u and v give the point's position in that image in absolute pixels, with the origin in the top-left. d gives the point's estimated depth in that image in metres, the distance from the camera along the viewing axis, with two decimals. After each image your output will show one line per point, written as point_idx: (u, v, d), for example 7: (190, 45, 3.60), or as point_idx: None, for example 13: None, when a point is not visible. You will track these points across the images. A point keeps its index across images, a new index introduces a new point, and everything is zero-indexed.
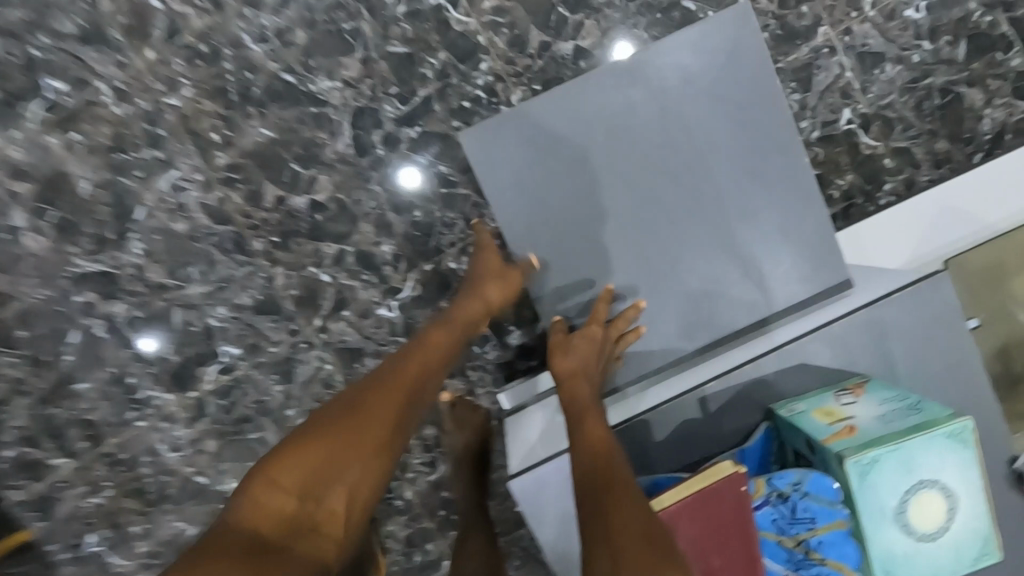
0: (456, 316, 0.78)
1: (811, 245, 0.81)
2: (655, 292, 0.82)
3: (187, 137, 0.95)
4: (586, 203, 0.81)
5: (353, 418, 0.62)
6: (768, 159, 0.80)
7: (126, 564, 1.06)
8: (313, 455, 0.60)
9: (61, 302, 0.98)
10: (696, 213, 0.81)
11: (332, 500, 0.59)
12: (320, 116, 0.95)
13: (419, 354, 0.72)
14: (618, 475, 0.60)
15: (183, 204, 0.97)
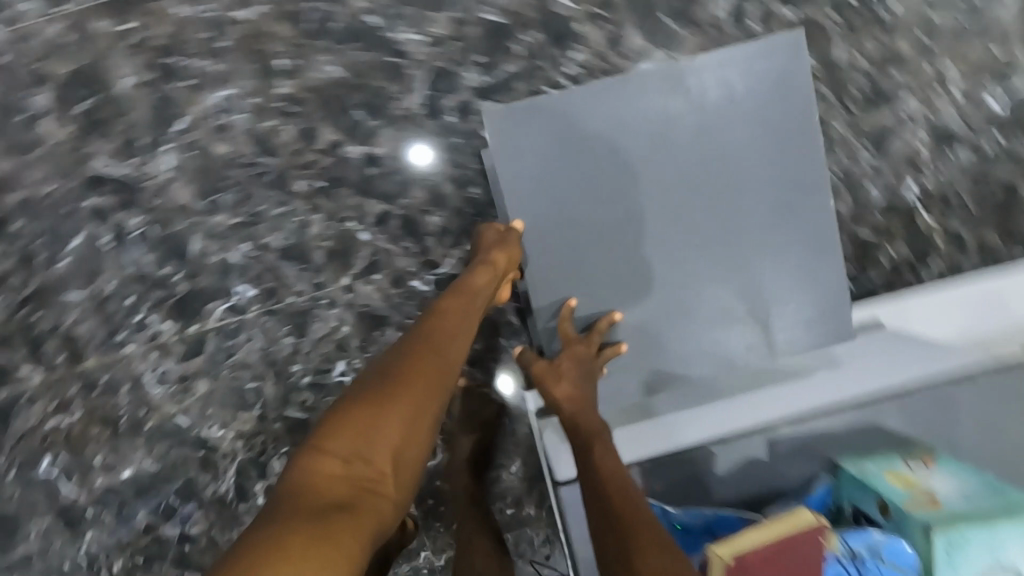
0: (473, 288, 0.78)
1: (815, 286, 0.85)
2: (663, 306, 0.84)
3: (248, 56, 0.88)
4: (612, 206, 0.82)
5: (381, 397, 0.63)
6: (783, 188, 0.83)
7: (75, 498, 0.97)
8: (358, 427, 0.61)
9: (71, 201, 0.90)
10: (710, 233, 0.84)
11: (382, 461, 0.61)
12: (396, 67, 0.90)
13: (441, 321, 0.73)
14: (644, 517, 0.66)
15: (227, 125, 0.90)
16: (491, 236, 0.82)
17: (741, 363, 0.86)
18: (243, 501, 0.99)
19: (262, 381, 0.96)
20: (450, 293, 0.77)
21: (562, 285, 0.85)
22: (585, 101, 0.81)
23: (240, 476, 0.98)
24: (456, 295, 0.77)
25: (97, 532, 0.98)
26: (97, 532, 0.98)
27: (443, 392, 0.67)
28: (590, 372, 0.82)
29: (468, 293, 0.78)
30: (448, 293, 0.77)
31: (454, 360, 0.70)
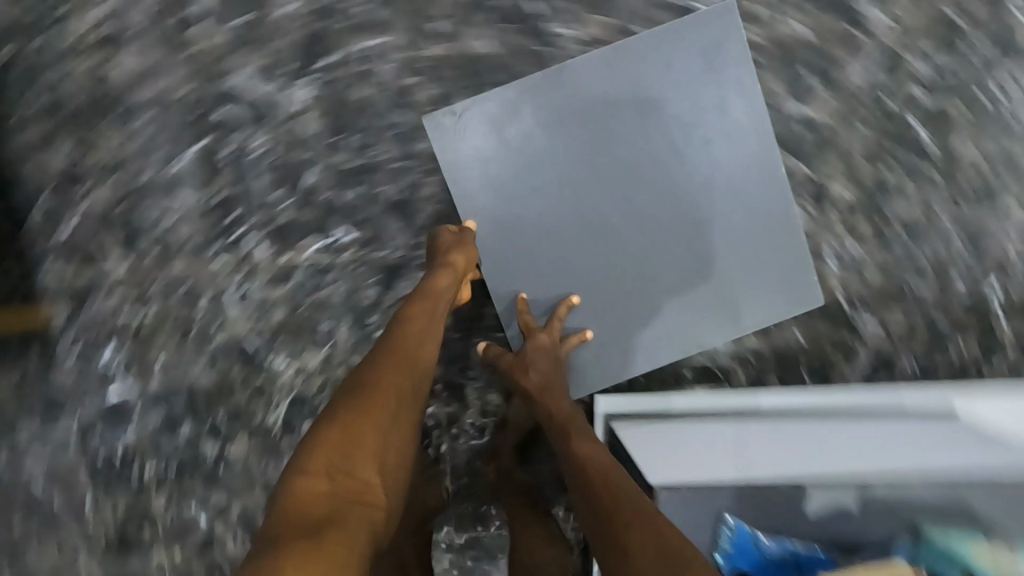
0: (437, 291, 0.84)
1: (779, 273, 0.98)
2: (634, 281, 0.97)
3: (408, 13, 0.91)
4: (591, 195, 0.95)
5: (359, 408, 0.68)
6: (742, 184, 0.95)
7: (126, 394, 0.97)
8: (339, 437, 0.65)
9: (201, 108, 0.91)
10: (666, 223, 0.95)
11: (365, 471, 0.64)
12: (544, 57, 0.93)
13: (409, 326, 0.79)
14: (647, 508, 0.67)
15: (370, 71, 0.92)
16: (444, 236, 0.90)
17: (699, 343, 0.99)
18: (286, 437, 0.99)
19: (335, 324, 0.97)
20: (410, 297, 0.83)
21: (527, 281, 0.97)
22: (533, 107, 0.93)
23: (289, 411, 0.99)
24: (418, 300, 0.83)
25: (139, 432, 0.98)
26: (139, 432, 0.98)
27: (416, 394, 0.74)
28: (555, 355, 0.94)
29: (433, 296, 0.84)
30: (412, 297, 0.83)
31: (425, 365, 0.77)
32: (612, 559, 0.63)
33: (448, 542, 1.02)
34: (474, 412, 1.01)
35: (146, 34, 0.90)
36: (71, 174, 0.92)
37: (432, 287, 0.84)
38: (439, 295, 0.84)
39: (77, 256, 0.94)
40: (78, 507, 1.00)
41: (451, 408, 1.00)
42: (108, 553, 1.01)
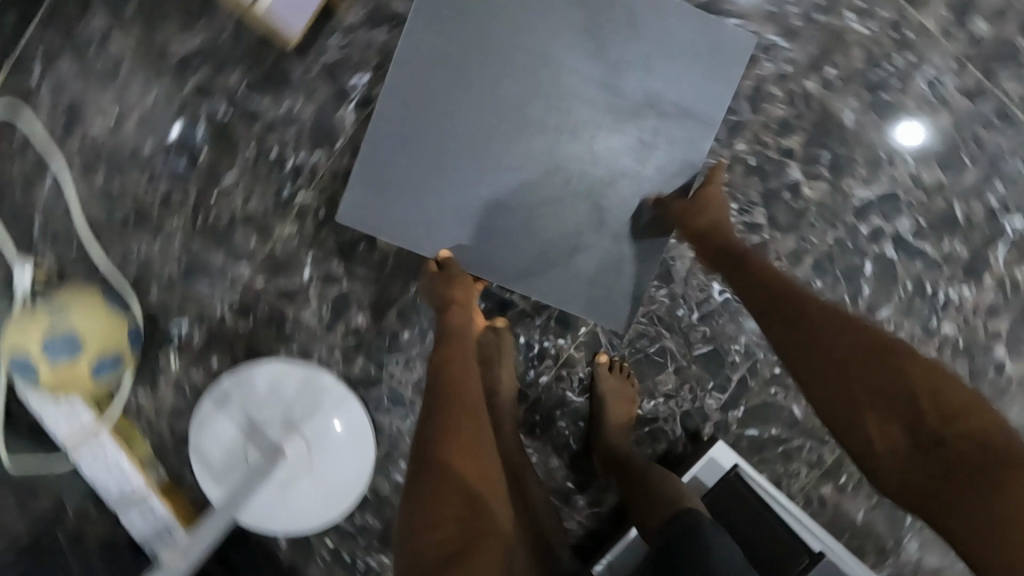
0: (461, 329, 0.85)
1: (686, 55, 0.92)
2: (615, 177, 0.94)
3: (818, 43, 0.95)
4: (538, 152, 0.93)
5: (434, 462, 0.71)
6: (637, 43, 0.92)
7: (346, 122, 0.94)
8: (428, 493, 0.68)
9: None
10: (571, 122, 0.93)
11: (453, 509, 0.67)
12: (877, 163, 0.98)
13: (450, 363, 0.81)
14: (826, 313, 0.70)
15: (754, 59, 0.95)
16: (447, 272, 0.90)
17: (594, 166, 0.94)
18: None
19: None
20: (449, 339, 0.84)
21: (520, 274, 0.95)
22: (423, 45, 0.89)
23: None
24: (451, 344, 0.83)
25: (324, 160, 0.94)
26: (324, 160, 0.94)
27: (478, 433, 0.75)
28: (713, 196, 0.89)
29: (456, 335, 0.84)
30: (444, 343, 0.84)
31: (473, 401, 0.78)
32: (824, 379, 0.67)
33: None
34: (587, 370, 1.01)
35: None
36: None
37: (452, 328, 0.85)
38: (459, 335, 0.85)
39: None
40: (216, 174, 0.94)
41: (574, 353, 1.01)
42: (202, 232, 0.95)
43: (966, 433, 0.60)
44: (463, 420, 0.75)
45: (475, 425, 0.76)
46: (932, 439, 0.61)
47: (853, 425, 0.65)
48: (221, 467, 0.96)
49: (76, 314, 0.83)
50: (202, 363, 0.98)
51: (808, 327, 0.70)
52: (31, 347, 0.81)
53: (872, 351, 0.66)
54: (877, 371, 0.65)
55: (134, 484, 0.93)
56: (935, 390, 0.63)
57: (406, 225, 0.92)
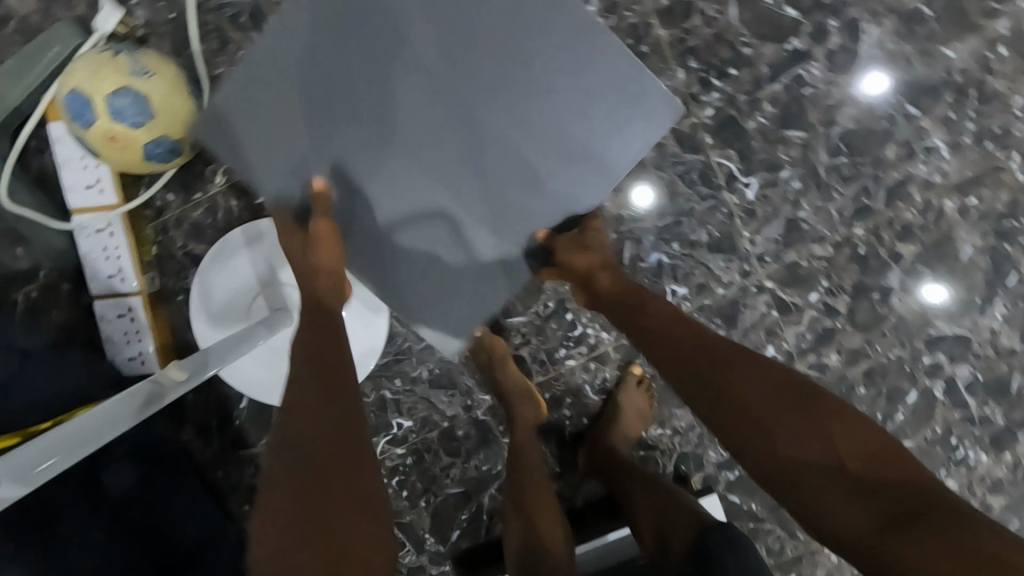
0: (330, 301, 0.69)
1: (600, 91, 0.78)
2: (509, 200, 0.81)
3: (975, 169, 0.92)
4: (427, 160, 0.79)
5: (299, 468, 0.52)
6: (539, 70, 0.78)
7: None
8: (299, 509, 0.49)
9: (831, 3, 0.87)
10: (467, 121, 0.78)
11: (335, 520, 0.49)
12: (970, 304, 0.96)
13: (311, 345, 0.62)
14: (747, 388, 0.63)
15: (913, 156, 0.91)
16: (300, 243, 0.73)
17: (486, 184, 0.80)
18: None
19: (655, 214, 0.92)
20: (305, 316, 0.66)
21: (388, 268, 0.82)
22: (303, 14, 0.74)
23: None
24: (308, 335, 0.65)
25: None
26: None
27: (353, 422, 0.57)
28: (595, 239, 0.83)
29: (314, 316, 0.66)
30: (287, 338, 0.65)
31: (348, 383, 0.60)
32: (765, 456, 0.59)
33: (473, 405, 0.97)
34: (614, 373, 0.97)
35: None
36: None
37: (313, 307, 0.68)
38: (322, 320, 0.66)
39: None
40: None
41: (610, 351, 0.96)
42: None
43: (893, 481, 0.54)
44: (340, 410, 0.56)
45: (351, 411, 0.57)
46: (849, 481, 0.55)
47: (776, 462, 0.58)
48: (220, 307, 0.89)
49: (155, 81, 0.72)
50: (246, 195, 0.90)
51: (723, 378, 0.64)
52: (94, 92, 0.70)
53: (799, 406, 0.60)
54: (799, 433, 0.58)
55: (129, 280, 0.87)
56: (850, 436, 0.57)
57: (280, 188, 0.77)
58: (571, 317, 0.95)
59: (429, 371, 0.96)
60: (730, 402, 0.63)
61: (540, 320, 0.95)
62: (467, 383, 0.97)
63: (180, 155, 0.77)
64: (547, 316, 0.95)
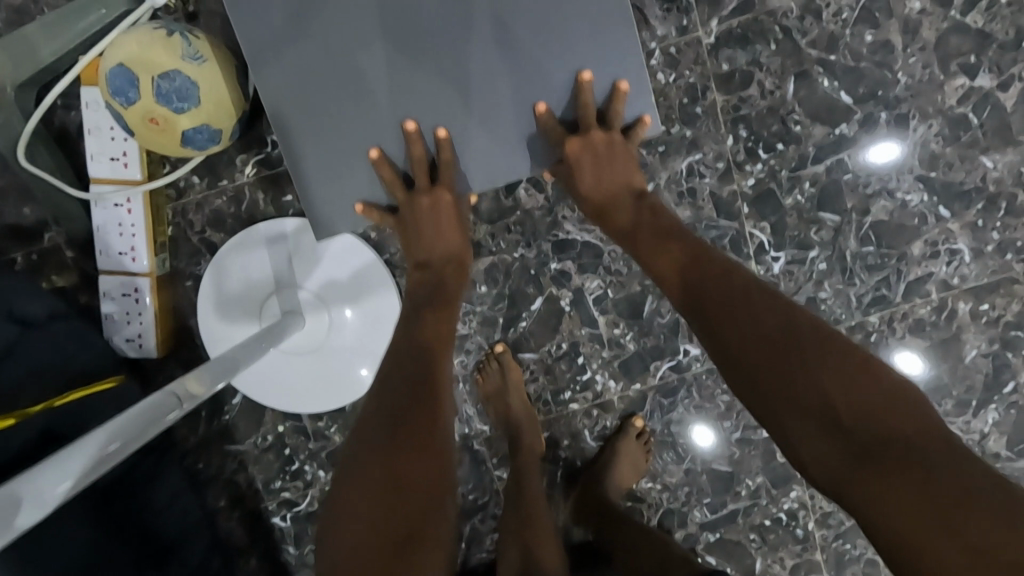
0: (450, 231, 0.79)
1: (615, 57, 0.74)
2: (485, 126, 0.76)
3: (992, 277, 0.94)
4: (417, 58, 0.74)
5: (393, 402, 0.64)
6: (564, 13, 0.72)
7: None
8: (378, 452, 0.61)
9: (885, 95, 0.88)
10: (473, 33, 0.73)
11: (402, 463, 0.60)
12: (966, 405, 0.97)
13: (434, 304, 0.75)
14: (751, 317, 0.62)
15: (936, 256, 0.93)
16: (415, 188, 0.77)
17: (464, 103, 0.75)
18: (550, 243, 0.90)
19: None
20: (441, 275, 0.78)
21: (342, 156, 0.77)
22: None
23: (578, 242, 0.90)
24: (436, 306, 0.75)
25: None
26: None
27: (441, 375, 0.68)
28: (613, 142, 0.76)
29: (425, 236, 0.78)
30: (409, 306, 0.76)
31: (447, 328, 0.74)
32: (752, 384, 0.59)
33: (469, 433, 0.96)
34: (615, 422, 0.96)
35: (949, 24, 0.86)
36: None
37: (420, 234, 0.78)
38: (430, 240, 0.79)
39: None
40: None
41: (615, 400, 0.96)
42: None
43: (898, 438, 0.52)
44: (431, 357, 0.69)
45: (439, 367, 0.69)
46: (833, 425, 0.54)
47: (763, 399, 0.58)
48: (231, 300, 0.86)
49: (206, 68, 0.69)
50: (275, 190, 0.87)
51: (720, 319, 0.63)
52: (143, 70, 0.67)
53: (790, 345, 0.58)
54: (790, 369, 0.57)
55: (139, 259, 0.83)
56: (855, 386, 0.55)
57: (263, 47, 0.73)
58: (583, 361, 0.94)
59: None
60: (727, 339, 0.62)
61: (551, 360, 0.94)
62: (468, 411, 0.96)
63: (219, 144, 0.74)
64: (558, 356, 0.94)
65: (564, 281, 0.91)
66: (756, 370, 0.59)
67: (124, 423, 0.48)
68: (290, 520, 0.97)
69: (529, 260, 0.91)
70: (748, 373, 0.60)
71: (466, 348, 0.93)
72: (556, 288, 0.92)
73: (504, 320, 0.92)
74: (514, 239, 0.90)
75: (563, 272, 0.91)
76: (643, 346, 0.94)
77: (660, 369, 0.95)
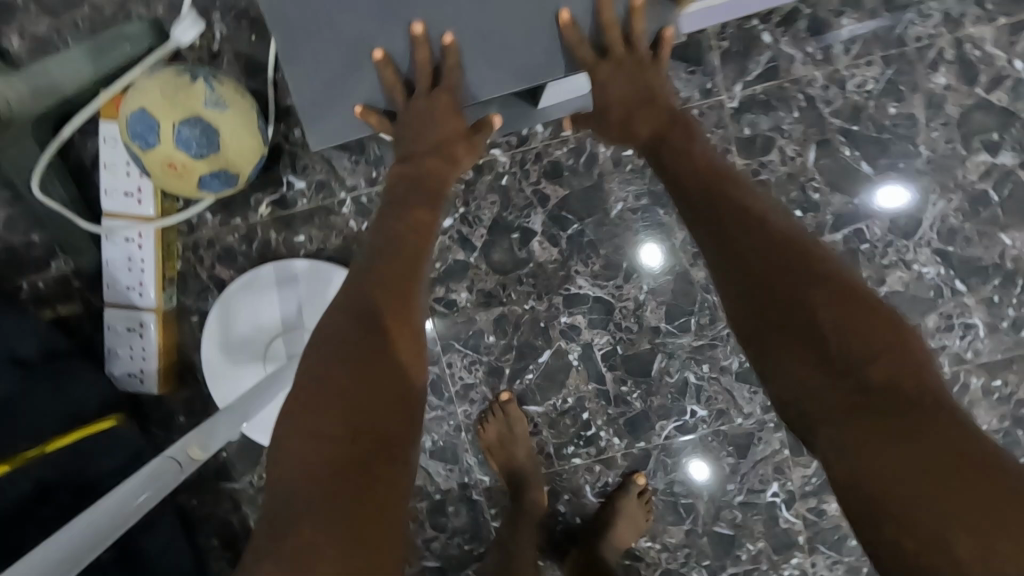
0: (450, 143, 0.68)
1: None
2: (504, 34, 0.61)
3: (1006, 351, 0.92)
4: None
5: (345, 323, 0.53)
6: None
7: (566, 141, 0.86)
8: (321, 379, 0.50)
9: (906, 168, 0.87)
10: None
11: (338, 397, 0.49)
12: None
13: (415, 215, 0.65)
14: (763, 244, 0.52)
15: (950, 329, 0.92)
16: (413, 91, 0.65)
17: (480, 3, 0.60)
18: (561, 296, 0.89)
19: (692, 332, 0.91)
20: (421, 171, 0.67)
21: (326, 58, 0.60)
22: None
23: (590, 296, 0.89)
24: (417, 212, 0.65)
25: (543, 137, 0.86)
26: (542, 136, 0.86)
27: (412, 295, 0.58)
28: (641, 67, 0.66)
29: (421, 154, 0.67)
30: (385, 209, 0.65)
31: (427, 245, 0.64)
32: (756, 317, 0.50)
33: (469, 483, 0.95)
34: (617, 479, 0.95)
35: (975, 101, 0.86)
36: (821, 37, 0.84)
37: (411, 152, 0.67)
38: (427, 157, 0.67)
39: (737, 51, 0.84)
40: None
41: (618, 457, 0.94)
42: None
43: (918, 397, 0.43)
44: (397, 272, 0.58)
45: (405, 280, 0.58)
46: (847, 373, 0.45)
47: (764, 335, 0.49)
48: (236, 340, 0.85)
49: (227, 115, 0.69)
50: (287, 231, 0.86)
51: (732, 239, 0.54)
52: (162, 117, 0.67)
53: (805, 275, 0.49)
54: (802, 303, 0.48)
55: (147, 294, 0.82)
56: (877, 332, 0.46)
57: None
58: (590, 418, 0.93)
59: (433, 440, 0.94)
60: (734, 267, 0.53)
61: (555, 414, 0.92)
62: (469, 461, 0.94)
63: (235, 187, 0.74)
64: (563, 410, 0.92)
65: (574, 334, 0.90)
66: (764, 301, 0.50)
67: (143, 489, 0.49)
68: None
69: (539, 312, 0.90)
70: (753, 302, 0.50)
71: (471, 397, 0.92)
72: (565, 341, 0.90)
73: (511, 371, 0.91)
74: (526, 291, 0.89)
75: (573, 326, 0.90)
76: (649, 405, 0.93)
77: (665, 429, 0.94)
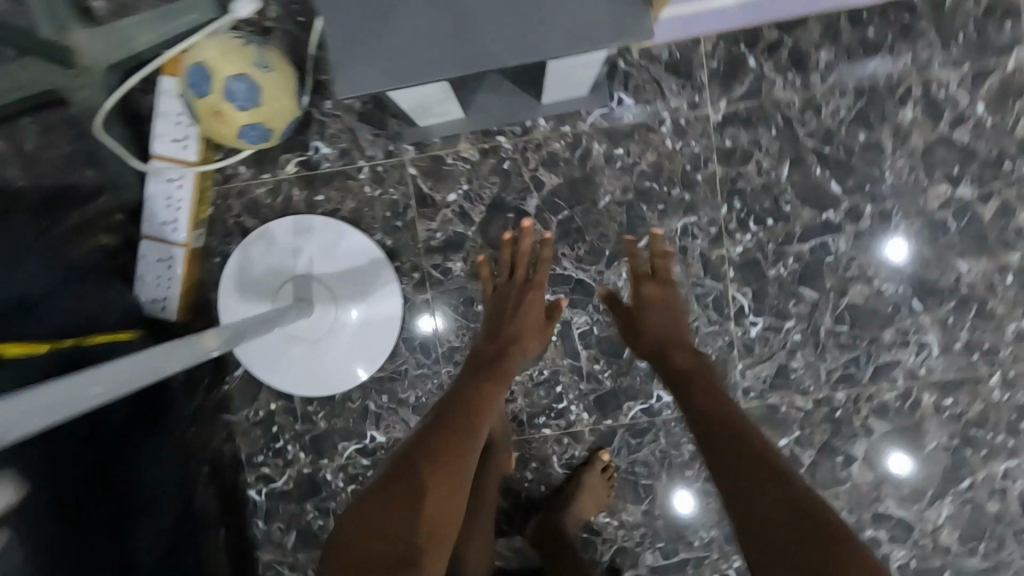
0: (527, 327, 0.88)
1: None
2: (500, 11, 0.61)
3: (957, 372, 0.99)
4: None
5: (437, 433, 0.72)
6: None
7: (565, 136, 0.96)
8: (409, 470, 0.67)
9: (872, 190, 0.95)
10: None
11: (414, 486, 0.66)
12: (921, 494, 1.01)
13: (491, 366, 0.83)
14: (751, 447, 0.69)
15: (906, 345, 0.98)
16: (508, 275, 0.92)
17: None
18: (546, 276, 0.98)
19: None
20: (498, 340, 0.86)
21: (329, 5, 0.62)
22: None
23: (573, 278, 0.98)
24: (493, 368, 0.83)
25: (544, 129, 0.96)
26: (543, 129, 0.96)
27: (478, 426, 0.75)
28: (671, 300, 0.88)
29: (498, 322, 0.88)
30: (471, 362, 0.85)
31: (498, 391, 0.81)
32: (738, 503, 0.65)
33: None
34: (582, 453, 1.01)
35: (937, 137, 0.94)
36: (801, 66, 0.94)
37: (493, 320, 0.89)
38: (503, 325, 0.88)
39: (725, 70, 0.94)
40: None
41: (585, 432, 1.01)
42: None
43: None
44: (477, 407, 0.77)
45: (481, 416, 0.76)
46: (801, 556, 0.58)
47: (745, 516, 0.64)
48: (252, 283, 0.95)
49: (271, 76, 0.80)
50: (308, 190, 0.97)
51: (725, 439, 0.71)
52: (216, 71, 0.78)
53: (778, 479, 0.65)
54: (773, 501, 0.63)
55: (178, 232, 0.93)
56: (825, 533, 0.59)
57: None
58: (562, 393, 1.00)
59: (416, 397, 1.01)
60: (721, 463, 0.69)
61: (531, 385, 1.00)
62: None
63: (269, 141, 0.85)
64: (538, 381, 1.00)
65: None
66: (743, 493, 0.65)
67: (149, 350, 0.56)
68: (264, 494, 1.04)
69: None
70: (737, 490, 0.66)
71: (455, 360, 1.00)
72: None
73: None
74: None
75: None
76: (619, 385, 1.00)
77: (632, 411, 1.01)
